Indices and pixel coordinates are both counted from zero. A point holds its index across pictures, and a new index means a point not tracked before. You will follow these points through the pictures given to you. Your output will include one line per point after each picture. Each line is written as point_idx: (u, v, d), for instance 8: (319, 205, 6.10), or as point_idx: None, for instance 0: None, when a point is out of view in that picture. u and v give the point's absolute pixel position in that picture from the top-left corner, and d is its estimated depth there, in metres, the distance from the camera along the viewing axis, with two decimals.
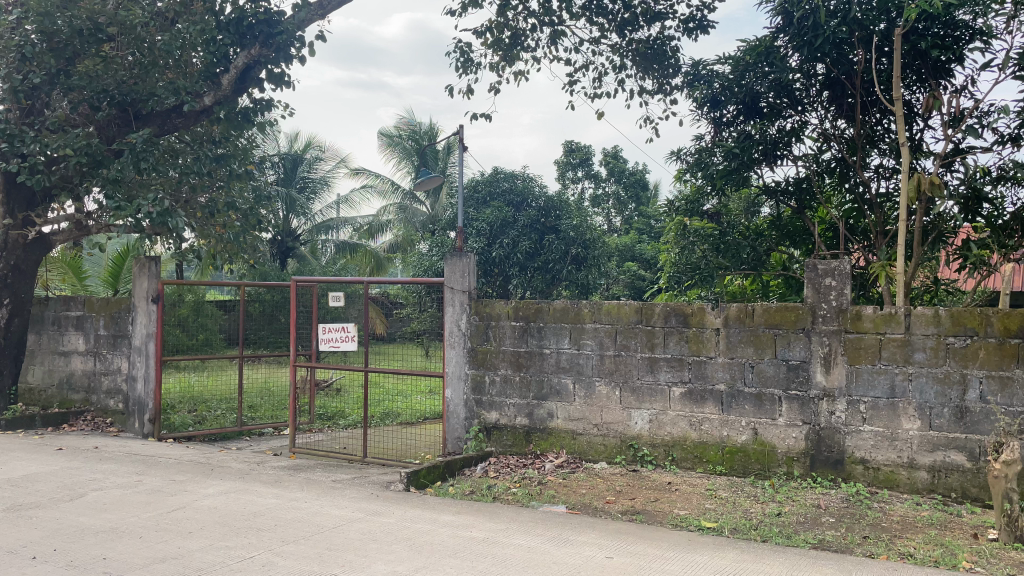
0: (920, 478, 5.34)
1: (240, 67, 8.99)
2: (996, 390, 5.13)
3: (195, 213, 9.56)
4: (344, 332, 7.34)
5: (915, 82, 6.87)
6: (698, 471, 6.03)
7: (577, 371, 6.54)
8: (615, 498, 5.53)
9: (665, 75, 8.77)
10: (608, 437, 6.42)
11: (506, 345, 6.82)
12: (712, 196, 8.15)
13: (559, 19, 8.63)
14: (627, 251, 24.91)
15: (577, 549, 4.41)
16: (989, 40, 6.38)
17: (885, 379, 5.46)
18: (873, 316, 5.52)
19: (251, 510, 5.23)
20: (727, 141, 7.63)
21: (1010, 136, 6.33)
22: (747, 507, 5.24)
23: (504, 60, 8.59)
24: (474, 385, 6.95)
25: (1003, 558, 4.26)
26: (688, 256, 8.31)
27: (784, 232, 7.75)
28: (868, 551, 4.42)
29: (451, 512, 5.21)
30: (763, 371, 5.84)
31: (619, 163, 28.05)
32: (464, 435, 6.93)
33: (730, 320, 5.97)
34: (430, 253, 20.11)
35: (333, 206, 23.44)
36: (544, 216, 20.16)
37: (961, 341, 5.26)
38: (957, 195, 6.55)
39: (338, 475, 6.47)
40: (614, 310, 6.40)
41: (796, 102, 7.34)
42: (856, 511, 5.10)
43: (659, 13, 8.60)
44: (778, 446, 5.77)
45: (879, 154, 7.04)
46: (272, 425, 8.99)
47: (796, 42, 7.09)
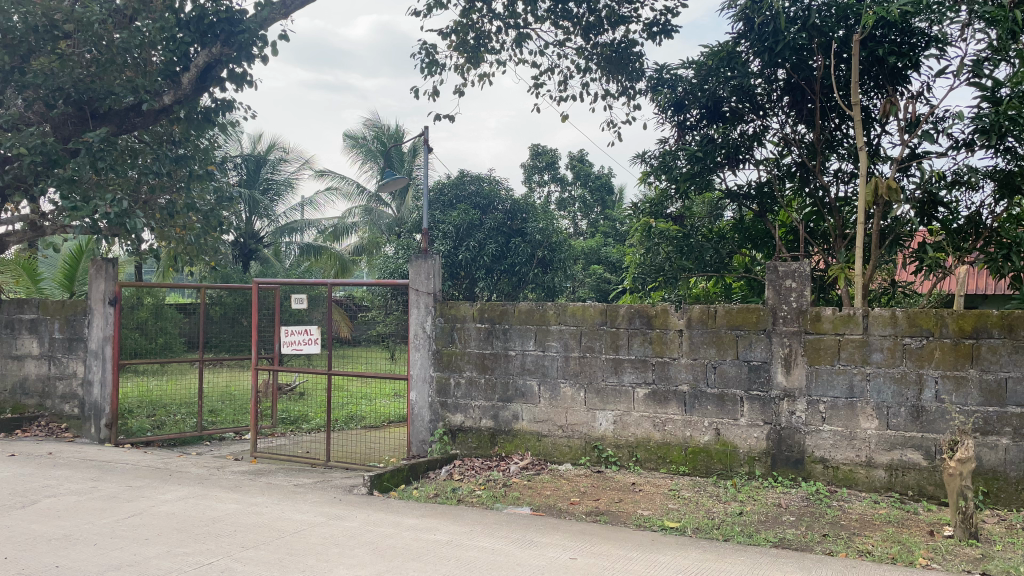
0: (878, 477, 5.44)
1: (201, 66, 8.87)
2: (951, 390, 5.24)
3: (153, 214, 9.39)
4: (307, 335, 7.29)
5: (872, 88, 7.00)
6: (662, 471, 6.08)
7: (542, 373, 6.55)
8: (579, 499, 5.55)
9: (630, 79, 8.84)
10: (573, 439, 6.43)
11: (471, 347, 6.79)
12: (677, 199, 8.18)
13: (524, 22, 8.65)
14: (593, 254, 25.09)
15: (541, 550, 4.41)
16: (944, 47, 6.52)
17: (844, 379, 5.54)
18: (832, 317, 5.60)
19: (210, 515, 5.14)
20: (690, 145, 7.71)
21: (964, 141, 6.48)
22: (709, 507, 5.29)
23: (469, 62, 8.57)
24: (439, 387, 6.91)
25: (958, 554, 4.36)
26: (651, 258, 8.28)
27: (746, 236, 7.85)
28: (828, 549, 4.48)
29: (415, 515, 5.17)
30: (725, 371, 5.90)
31: (584, 167, 28.22)
32: (428, 437, 6.90)
33: (693, 321, 6.02)
34: (396, 255, 20.01)
35: (297, 208, 23.19)
36: (510, 219, 20.22)
37: (917, 342, 5.36)
38: (912, 199, 6.69)
39: (300, 479, 6.39)
40: (578, 311, 6.43)
41: (757, 107, 7.44)
42: (815, 510, 5.17)
43: (623, 16, 8.67)
44: (740, 446, 5.84)
45: (838, 158, 7.18)
46: (233, 430, 8.84)
47: (756, 47, 7.18)
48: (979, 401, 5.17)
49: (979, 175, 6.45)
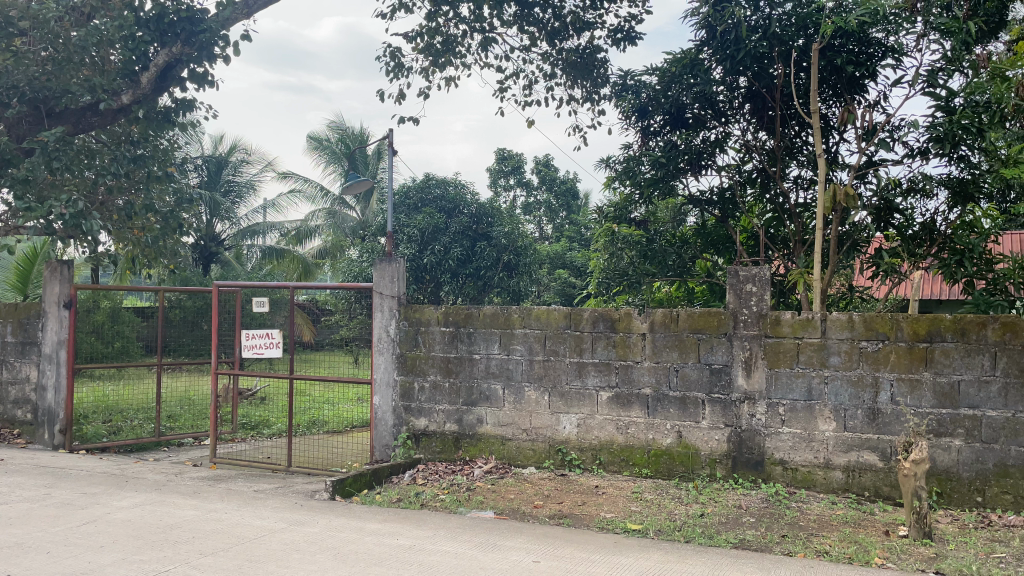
0: (836, 478, 5.53)
1: (161, 65, 8.70)
2: (906, 392, 5.35)
3: (110, 215, 9.25)
4: (269, 339, 7.16)
5: (831, 97, 7.15)
6: (624, 474, 6.12)
7: (507, 377, 6.55)
8: (543, 502, 5.55)
9: (594, 85, 8.89)
10: (537, 442, 6.44)
11: (435, 351, 6.77)
12: (641, 204, 8.19)
13: (490, 26, 8.65)
14: (558, 258, 25.19)
15: (504, 554, 4.40)
16: (900, 57, 6.68)
17: (803, 382, 5.63)
18: (791, 321, 5.70)
19: (167, 522, 5.04)
20: (654, 151, 7.77)
21: (919, 149, 6.63)
22: (672, 508, 5.34)
23: (434, 65, 8.56)
24: (403, 391, 6.87)
25: (912, 553, 4.45)
26: (616, 262, 8.35)
27: (708, 241, 7.94)
28: (787, 549, 4.54)
29: (377, 520, 5.13)
30: (687, 375, 5.95)
31: (549, 172, 28.31)
32: (392, 441, 6.85)
33: (656, 325, 6.08)
34: (360, 259, 19.86)
35: (259, 211, 22.91)
36: (475, 223, 20.15)
37: (873, 346, 5.46)
38: (869, 206, 6.83)
39: (260, 485, 6.30)
40: (542, 315, 6.44)
41: (719, 113, 7.53)
42: (775, 511, 5.25)
43: (588, 22, 8.73)
44: (701, 448, 5.90)
45: (798, 165, 7.28)
46: (192, 435, 8.68)
47: (719, 55, 7.28)
48: (933, 403, 5.29)
49: (933, 182, 6.61)
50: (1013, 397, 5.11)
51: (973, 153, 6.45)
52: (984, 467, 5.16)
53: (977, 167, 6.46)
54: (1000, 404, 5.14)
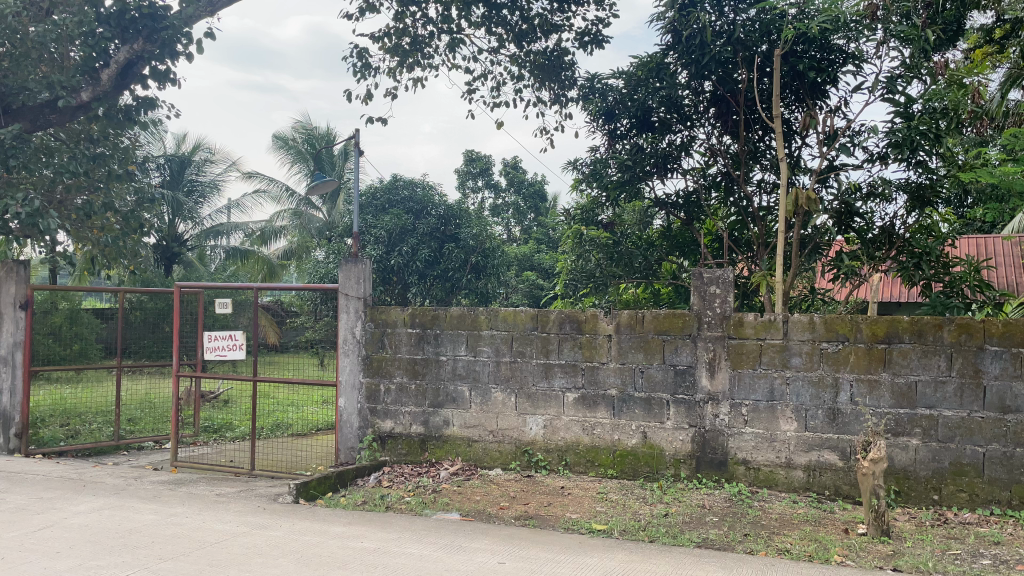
0: (797, 477, 5.62)
1: (122, 62, 8.53)
2: (865, 392, 5.45)
3: (68, 215, 9.12)
4: (231, 341, 7.09)
5: (794, 102, 7.26)
6: (591, 475, 6.16)
7: (473, 378, 6.54)
8: (509, 504, 5.56)
9: (562, 87, 8.92)
10: (503, 444, 6.44)
11: (402, 352, 6.74)
12: (607, 207, 8.26)
13: (458, 27, 8.63)
14: (526, 260, 25.25)
15: (470, 555, 4.40)
16: (860, 64, 6.81)
17: (765, 382, 5.72)
18: (754, 322, 5.77)
19: (126, 527, 4.95)
20: (621, 154, 7.82)
21: (878, 154, 6.76)
22: (636, 508, 5.38)
23: (401, 65, 8.52)
24: (368, 393, 6.84)
25: (871, 551, 4.53)
26: (582, 264, 8.32)
27: (673, 243, 7.99)
28: (748, 548, 4.61)
29: (342, 523, 5.09)
30: (652, 376, 6.01)
31: (517, 174, 28.34)
32: (357, 444, 6.80)
33: (622, 326, 6.12)
34: (326, 260, 19.69)
35: (224, 210, 22.59)
36: (443, 225, 20.10)
37: (833, 346, 5.56)
38: (830, 210, 6.95)
39: (222, 489, 6.21)
40: (509, 317, 6.44)
41: (685, 117, 7.61)
42: (737, 510, 5.31)
43: (556, 25, 8.77)
44: (666, 448, 5.95)
45: (762, 169, 7.47)
46: (153, 439, 8.52)
47: (684, 59, 7.33)
48: (890, 403, 5.40)
49: (892, 187, 6.75)
50: (968, 397, 5.22)
51: (931, 159, 6.59)
52: (940, 465, 5.27)
53: (934, 172, 6.61)
54: (956, 404, 5.25)
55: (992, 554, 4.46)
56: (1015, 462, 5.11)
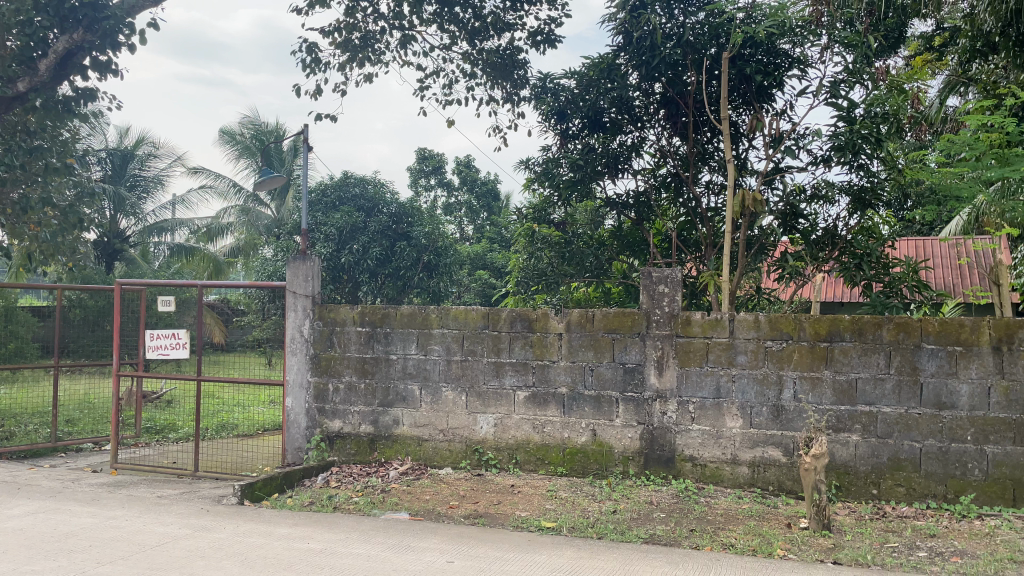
0: (742, 473, 5.72)
1: (60, 52, 8.27)
2: (807, 390, 5.58)
3: (4, 209, 8.83)
4: (174, 339, 6.85)
5: (741, 105, 7.40)
6: (541, 473, 6.18)
7: (424, 377, 6.51)
8: (458, 503, 5.54)
9: (514, 87, 8.94)
10: (453, 443, 6.42)
11: (351, 351, 6.67)
12: (560, 206, 8.21)
13: (410, 24, 8.57)
14: (479, 259, 25.27)
15: (418, 555, 4.36)
16: (806, 68, 6.97)
17: (711, 380, 5.80)
18: (701, 321, 5.85)
19: (62, 530, 4.80)
20: (572, 154, 7.84)
21: (822, 158, 6.93)
22: (585, 506, 5.41)
23: (352, 61, 8.43)
24: (316, 393, 6.76)
25: (812, 544, 4.63)
26: (535, 262, 8.36)
27: (624, 243, 8.06)
28: (694, 543, 4.67)
29: (288, 525, 5.01)
30: (602, 374, 6.05)
31: (471, 173, 28.29)
32: (304, 444, 6.71)
33: (572, 324, 6.15)
34: (275, 257, 19.38)
35: (168, 206, 22.03)
36: (395, 223, 19.97)
37: (777, 345, 5.67)
38: (776, 211, 7.10)
39: (164, 490, 6.07)
40: (460, 315, 6.42)
41: (635, 118, 7.68)
42: (684, 506, 5.39)
43: (508, 23, 8.78)
44: (615, 446, 6.01)
45: (709, 171, 7.59)
46: (92, 440, 8.26)
47: (635, 60, 7.39)
48: (832, 400, 5.53)
49: (835, 190, 6.93)
50: (906, 395, 5.38)
51: (872, 162, 6.77)
52: (879, 460, 5.42)
53: (875, 176, 6.82)
54: (894, 401, 5.40)
55: (928, 546, 4.60)
56: (950, 456, 5.28)
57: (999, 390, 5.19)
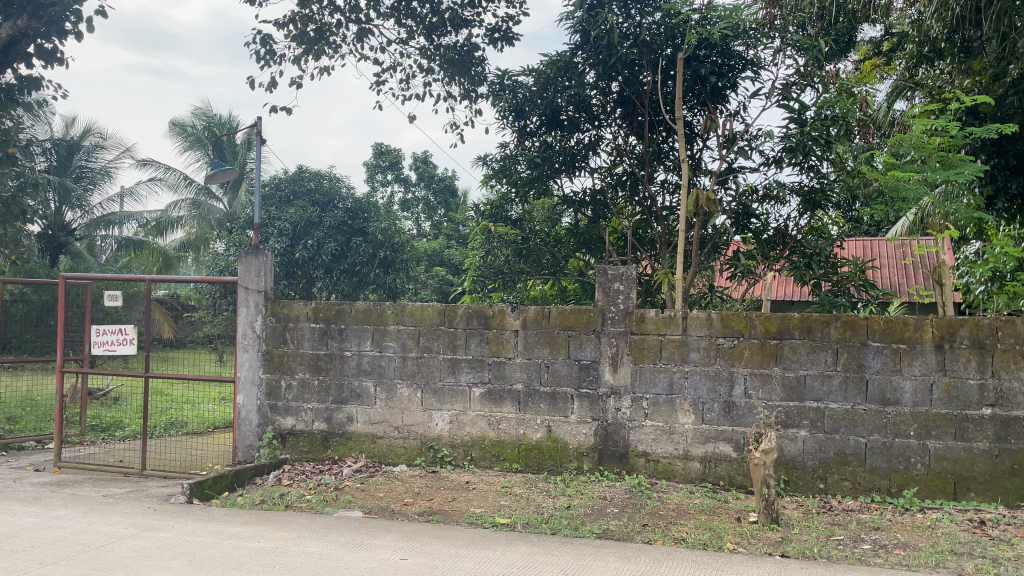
0: (693, 469, 5.81)
1: (4, 39, 7.98)
2: (757, 386, 5.69)
3: None
4: (122, 335, 6.74)
5: (696, 105, 7.50)
6: (495, 469, 6.18)
7: (379, 374, 6.46)
8: (412, 500, 5.52)
9: (471, 83, 8.90)
10: (408, 440, 6.39)
11: (304, 347, 6.59)
12: (517, 202, 8.16)
13: (366, 18, 8.49)
14: (435, 256, 25.25)
15: (371, 552, 4.34)
16: (758, 70, 7.09)
17: (664, 376, 5.87)
18: (655, 318, 5.91)
19: (2, 531, 4.65)
20: (529, 151, 7.86)
21: (773, 159, 7.06)
22: (539, 502, 5.43)
23: (307, 54, 8.31)
24: (268, 390, 6.65)
25: (761, 538, 4.72)
26: (491, 260, 8.21)
27: (580, 241, 8.09)
28: (646, 538, 4.73)
29: (238, 523, 4.94)
30: (557, 371, 6.09)
31: (428, 169, 28.18)
32: (256, 442, 6.61)
33: (528, 321, 6.17)
34: (227, 253, 19.05)
35: (116, 199, 21.46)
36: (350, 219, 19.80)
37: (729, 342, 5.76)
38: (728, 211, 7.22)
39: (110, 489, 5.92)
40: (416, 311, 6.40)
41: (593, 117, 7.72)
42: (637, 501, 5.45)
43: (466, 19, 8.75)
44: (569, 442, 6.04)
45: (664, 170, 7.69)
46: (35, 438, 8.00)
47: (592, 59, 7.42)
48: (781, 396, 5.64)
49: (786, 190, 7.07)
50: (852, 391, 5.52)
51: (822, 164, 6.93)
52: (826, 455, 5.55)
53: (824, 177, 6.97)
54: (841, 397, 5.53)
55: (872, 539, 4.73)
56: (894, 451, 5.43)
57: (941, 386, 5.35)
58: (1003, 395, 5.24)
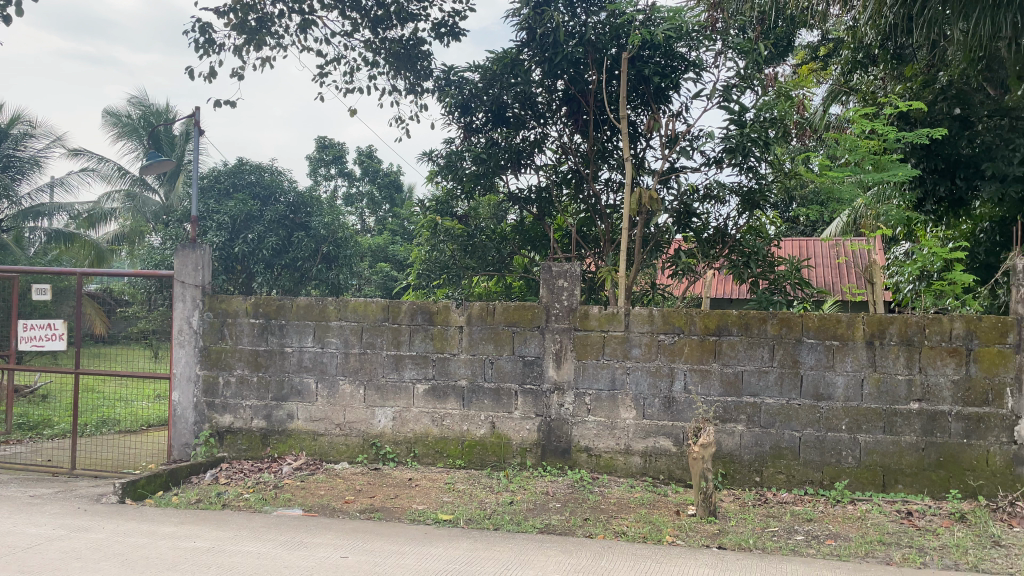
0: (634, 463, 5.89)
1: None
2: (697, 381, 5.80)
3: None
4: (50, 330, 6.52)
5: (640, 105, 7.60)
6: (439, 466, 6.17)
7: (320, 370, 6.37)
8: (354, 498, 5.46)
9: (417, 77, 8.88)
10: (350, 437, 6.32)
11: (243, 343, 6.46)
12: (463, 199, 8.18)
13: (309, 8, 8.35)
14: (379, 252, 25.04)
15: (311, 551, 4.28)
16: (701, 71, 7.21)
17: (607, 372, 5.94)
18: (598, 315, 5.96)
19: None
20: (475, 147, 7.78)
21: (714, 159, 7.19)
22: (482, 498, 5.44)
23: (248, 43, 8.13)
24: (205, 386, 6.50)
25: (699, 530, 4.82)
26: (436, 255, 8.24)
27: (525, 238, 8.11)
28: (588, 532, 4.78)
29: (173, 523, 4.81)
30: (501, 366, 6.10)
31: (373, 163, 27.89)
32: (192, 440, 6.46)
33: (473, 318, 6.16)
34: (163, 246, 18.52)
35: (46, 189, 20.60)
36: (292, 212, 19.55)
37: (669, 338, 5.86)
38: (671, 210, 7.36)
39: (38, 490, 5.71)
40: (359, 307, 6.31)
41: (539, 114, 7.74)
42: (579, 495, 5.51)
43: (412, 13, 8.68)
44: (513, 438, 6.07)
45: (609, 169, 7.80)
46: None
47: (538, 56, 7.42)
48: (719, 391, 5.76)
49: (726, 191, 7.22)
50: (787, 386, 5.67)
51: (760, 165, 7.09)
52: (762, 449, 5.69)
53: (763, 177, 7.14)
54: (777, 392, 5.68)
55: (805, 530, 4.88)
56: (827, 445, 5.60)
57: (871, 381, 5.54)
58: (930, 390, 5.45)
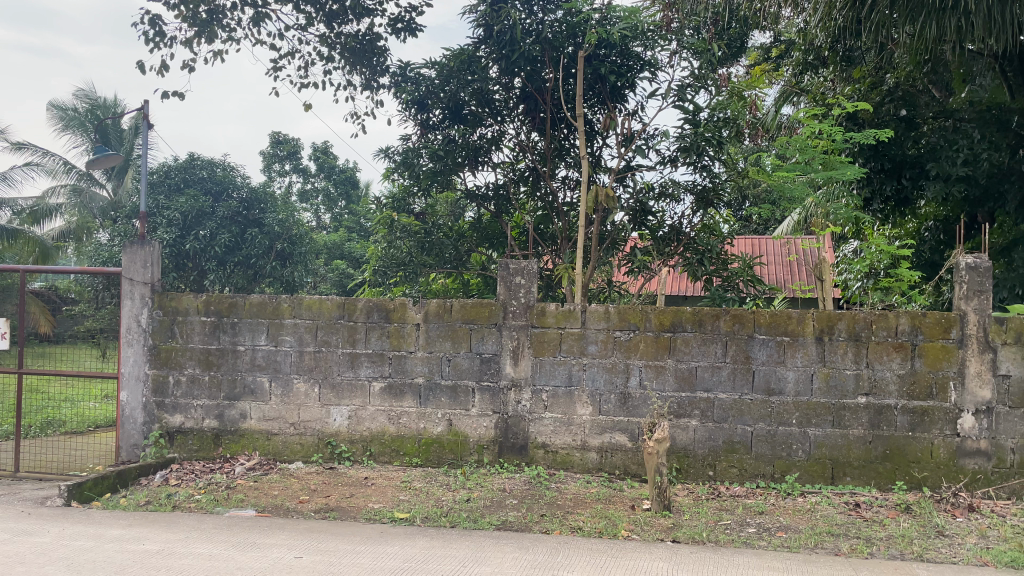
0: (590, 459, 5.93)
1: None
2: (652, 377, 5.86)
3: None
4: None
5: (596, 104, 7.64)
6: (395, 464, 6.13)
7: (274, 369, 6.28)
8: (308, 497, 5.40)
9: (372, 72, 8.80)
10: (305, 436, 6.25)
11: (194, 342, 6.34)
12: (419, 196, 8.16)
13: (262, 2, 8.20)
14: (335, 249, 24.78)
15: (264, 552, 4.22)
16: (656, 71, 7.28)
17: (564, 369, 5.96)
18: (555, 312, 5.99)
19: None
20: (432, 144, 7.75)
21: (669, 158, 7.28)
22: (439, 495, 5.43)
23: (199, 36, 7.96)
24: (155, 386, 6.37)
25: (654, 525, 4.87)
26: (393, 252, 8.16)
27: (483, 235, 8.12)
28: (544, 528, 4.80)
29: (121, 526, 4.70)
30: (459, 364, 6.09)
31: (328, 159, 27.56)
32: (141, 441, 6.32)
33: (429, 315, 6.14)
34: (111, 243, 18.04)
35: None
36: (246, 209, 19.23)
37: (625, 335, 5.91)
38: (626, 208, 7.44)
39: None
40: (314, 305, 6.23)
41: (495, 112, 7.72)
42: (536, 491, 5.54)
43: (367, 8, 8.59)
44: (470, 435, 6.06)
45: (565, 167, 7.83)
46: None
47: (495, 54, 7.39)
48: (674, 387, 5.84)
49: (681, 189, 7.31)
50: (740, 381, 5.76)
51: (714, 164, 7.19)
52: (715, 443, 5.78)
53: (716, 176, 7.24)
54: (729, 387, 5.77)
55: (756, 522, 4.97)
56: (777, 439, 5.71)
57: (820, 376, 5.66)
58: (876, 384, 5.59)
